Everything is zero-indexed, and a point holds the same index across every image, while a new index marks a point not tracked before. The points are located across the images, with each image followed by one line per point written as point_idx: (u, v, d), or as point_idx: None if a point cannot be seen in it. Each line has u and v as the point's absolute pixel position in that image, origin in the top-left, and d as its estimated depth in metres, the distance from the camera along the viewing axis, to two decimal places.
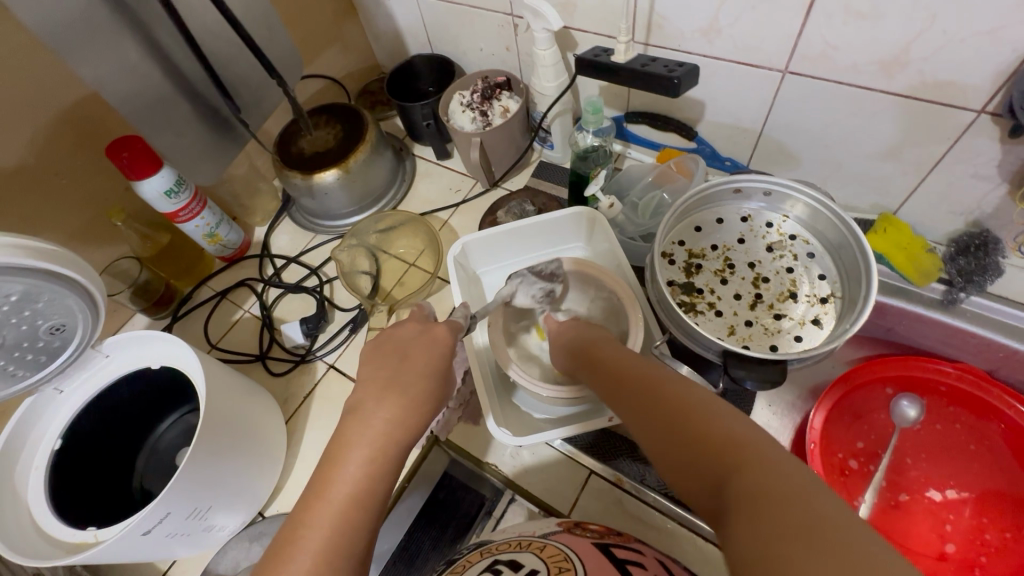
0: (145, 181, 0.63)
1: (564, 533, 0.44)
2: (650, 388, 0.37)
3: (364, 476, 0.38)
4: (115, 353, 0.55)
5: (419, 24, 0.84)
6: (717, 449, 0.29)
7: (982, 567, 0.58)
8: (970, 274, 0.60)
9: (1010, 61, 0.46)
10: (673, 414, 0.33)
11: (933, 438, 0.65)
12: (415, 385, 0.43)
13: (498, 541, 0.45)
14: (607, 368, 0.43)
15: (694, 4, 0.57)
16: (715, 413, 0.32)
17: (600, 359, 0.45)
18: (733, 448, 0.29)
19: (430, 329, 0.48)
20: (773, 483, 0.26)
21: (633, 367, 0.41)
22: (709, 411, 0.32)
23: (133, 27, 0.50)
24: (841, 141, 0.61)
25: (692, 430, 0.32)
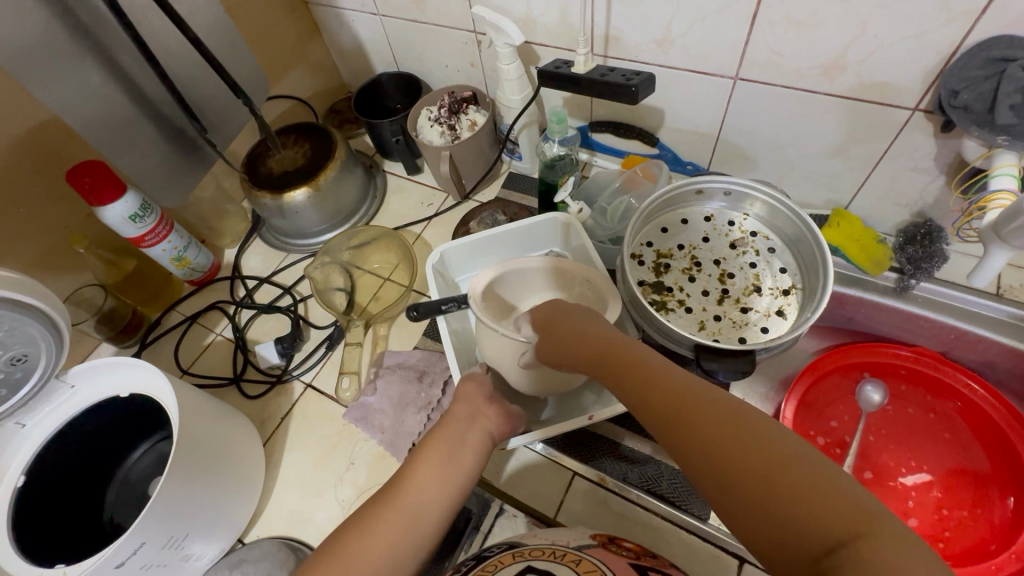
0: (108, 207, 0.62)
1: (600, 548, 0.44)
2: (702, 417, 0.31)
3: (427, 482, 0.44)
4: (81, 384, 0.54)
5: (384, 43, 0.85)
6: (822, 511, 0.25)
7: (946, 542, 0.60)
8: (918, 261, 0.63)
9: (936, 62, 0.49)
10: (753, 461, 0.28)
11: (906, 425, 0.68)
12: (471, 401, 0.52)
13: (531, 545, 0.45)
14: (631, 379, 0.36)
15: (647, 17, 0.60)
16: (810, 467, 0.27)
17: (622, 367, 0.38)
18: (841, 512, 0.25)
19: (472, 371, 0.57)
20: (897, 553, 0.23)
21: (670, 381, 0.34)
22: (797, 462, 0.27)
23: (93, 50, 0.50)
24: (791, 142, 0.64)
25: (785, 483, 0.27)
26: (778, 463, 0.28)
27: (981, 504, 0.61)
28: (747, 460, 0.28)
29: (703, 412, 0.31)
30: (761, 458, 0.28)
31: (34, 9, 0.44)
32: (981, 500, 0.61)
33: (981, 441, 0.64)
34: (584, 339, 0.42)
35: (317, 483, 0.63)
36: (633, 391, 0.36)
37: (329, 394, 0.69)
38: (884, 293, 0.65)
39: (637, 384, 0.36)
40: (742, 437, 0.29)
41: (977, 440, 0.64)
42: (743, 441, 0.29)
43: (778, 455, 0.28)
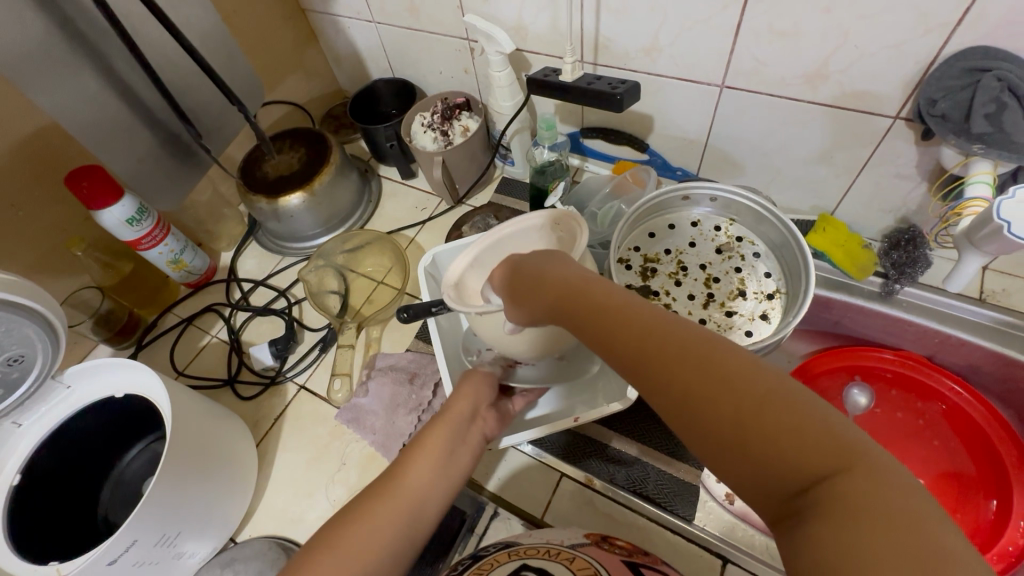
0: (105, 211, 0.63)
1: (594, 547, 0.45)
2: (668, 355, 0.26)
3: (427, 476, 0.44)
4: (76, 385, 0.55)
5: (380, 49, 0.86)
6: (804, 450, 0.21)
7: None
8: (902, 266, 0.64)
9: (915, 71, 0.50)
10: (726, 400, 0.23)
11: (895, 430, 0.68)
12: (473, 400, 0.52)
13: (525, 544, 0.46)
14: (591, 319, 0.31)
15: (636, 26, 0.61)
16: (792, 398, 0.22)
17: (582, 307, 0.32)
18: (824, 446, 0.21)
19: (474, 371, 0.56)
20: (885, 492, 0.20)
21: (635, 313, 0.29)
22: (774, 394, 0.23)
23: (90, 58, 0.51)
24: (777, 148, 0.65)
25: (762, 422, 0.22)
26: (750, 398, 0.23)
27: (963, 507, 0.62)
28: (719, 400, 0.24)
29: (671, 349, 0.26)
30: (734, 395, 0.23)
31: (33, 18, 0.46)
32: (963, 503, 0.62)
33: (965, 444, 0.64)
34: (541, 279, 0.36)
35: (309, 484, 0.64)
36: (596, 333, 0.30)
37: (322, 396, 0.70)
38: (869, 298, 0.66)
39: (601, 328, 0.30)
40: (713, 374, 0.24)
41: (961, 443, 0.65)
42: (715, 379, 0.24)
43: (750, 390, 0.23)
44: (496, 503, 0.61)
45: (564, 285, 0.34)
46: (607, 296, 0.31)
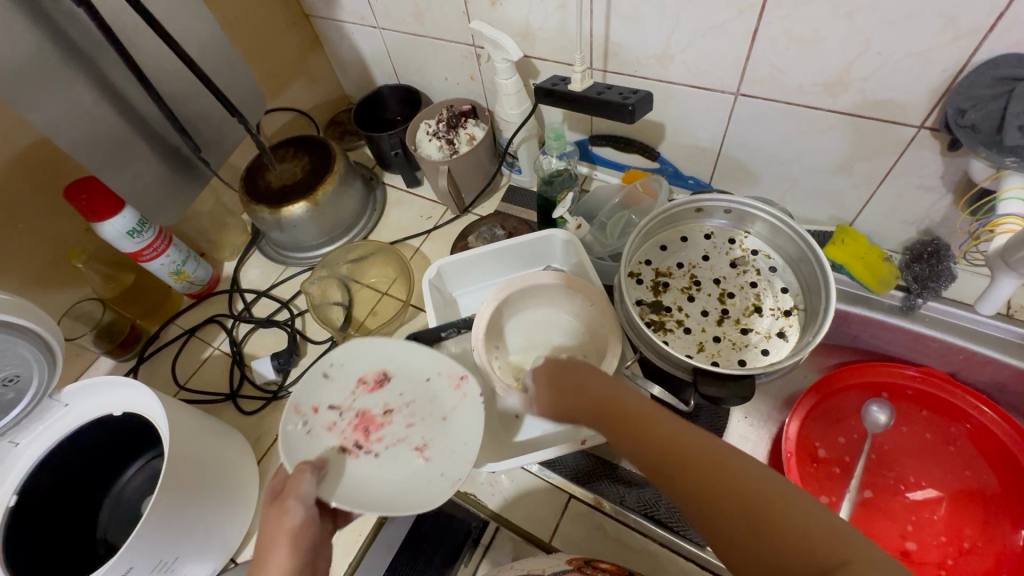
0: (106, 223, 0.62)
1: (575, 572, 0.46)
2: (692, 459, 0.34)
3: None
4: (74, 402, 0.53)
5: (385, 55, 0.85)
6: (812, 545, 0.30)
7: (950, 569, 0.58)
8: (925, 280, 0.61)
9: (942, 79, 0.48)
10: (747, 500, 0.32)
11: (921, 453, 0.65)
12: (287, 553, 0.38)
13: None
14: (619, 425, 0.38)
15: (647, 31, 0.59)
16: (790, 497, 0.31)
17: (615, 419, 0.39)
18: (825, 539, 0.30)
19: (285, 513, 0.39)
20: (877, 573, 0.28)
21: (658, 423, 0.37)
22: (780, 496, 0.32)
23: (86, 70, 0.50)
24: (794, 157, 0.63)
25: (780, 522, 0.31)
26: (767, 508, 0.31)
27: (989, 531, 0.59)
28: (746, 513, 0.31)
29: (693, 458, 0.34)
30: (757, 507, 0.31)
31: (25, 31, 0.45)
32: (989, 527, 0.59)
33: (991, 464, 0.62)
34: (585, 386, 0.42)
35: None
36: (639, 451, 0.36)
37: None
38: (890, 312, 0.64)
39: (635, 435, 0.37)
40: (738, 489, 0.32)
41: (988, 463, 0.62)
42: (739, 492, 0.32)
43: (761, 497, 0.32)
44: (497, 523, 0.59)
45: (589, 388, 0.42)
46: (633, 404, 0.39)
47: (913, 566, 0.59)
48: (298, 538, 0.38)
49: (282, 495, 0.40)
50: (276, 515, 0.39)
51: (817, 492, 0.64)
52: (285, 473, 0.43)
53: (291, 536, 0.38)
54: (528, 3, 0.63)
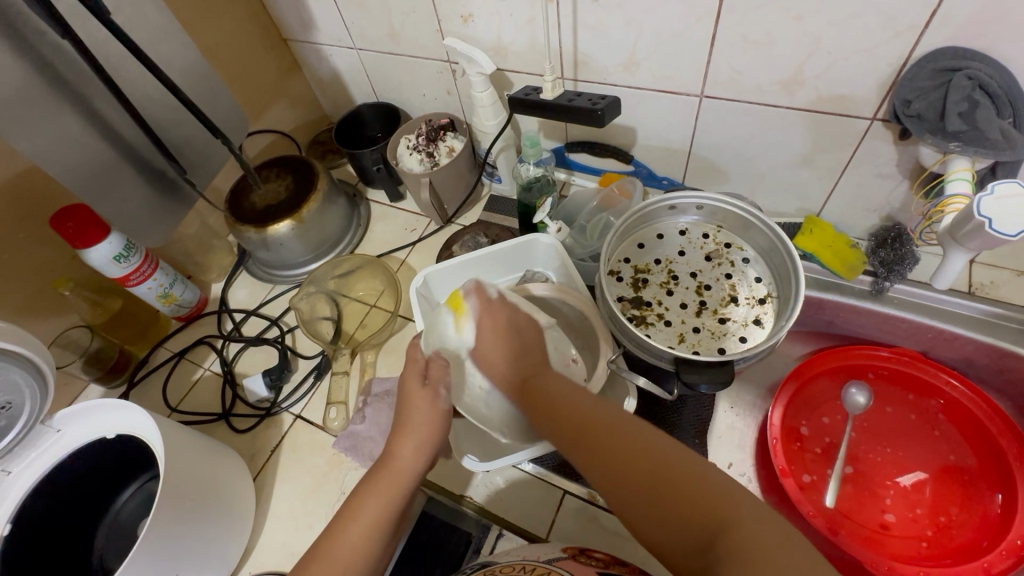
0: (92, 249, 0.63)
1: (569, 560, 0.48)
2: (601, 435, 0.41)
3: (366, 536, 0.45)
4: (67, 428, 0.54)
5: (362, 74, 0.87)
6: (701, 508, 0.35)
7: (929, 540, 0.61)
8: (890, 264, 0.64)
9: (888, 73, 0.51)
10: (646, 468, 0.38)
11: (905, 434, 0.67)
12: (427, 428, 0.49)
13: (503, 562, 0.49)
14: (544, 405, 0.46)
15: (613, 41, 0.62)
16: (690, 465, 0.37)
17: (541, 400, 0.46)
18: (712, 504, 0.34)
19: (437, 397, 0.50)
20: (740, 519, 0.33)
21: (581, 407, 0.44)
22: (678, 464, 0.37)
23: (71, 99, 0.51)
24: (760, 154, 0.66)
25: (669, 488, 0.36)
26: (660, 472, 0.37)
27: (966, 502, 0.61)
28: (637, 472, 0.38)
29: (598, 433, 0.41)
30: (648, 468, 0.38)
31: (13, 64, 0.46)
32: (966, 498, 0.62)
33: (966, 438, 0.64)
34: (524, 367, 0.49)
35: (308, 518, 0.63)
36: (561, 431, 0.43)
37: (318, 424, 0.69)
38: (861, 296, 0.66)
39: (553, 415, 0.44)
40: (632, 453, 0.39)
41: (962, 436, 0.64)
42: (635, 459, 0.38)
43: (653, 463, 0.38)
44: (480, 517, 0.60)
45: (525, 364, 0.49)
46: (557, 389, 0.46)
47: (893, 538, 0.62)
48: (440, 418, 0.50)
49: (431, 382, 0.50)
50: (430, 396, 0.50)
51: (803, 473, 0.66)
52: (425, 358, 0.52)
53: (435, 417, 0.50)
54: (498, 19, 0.66)
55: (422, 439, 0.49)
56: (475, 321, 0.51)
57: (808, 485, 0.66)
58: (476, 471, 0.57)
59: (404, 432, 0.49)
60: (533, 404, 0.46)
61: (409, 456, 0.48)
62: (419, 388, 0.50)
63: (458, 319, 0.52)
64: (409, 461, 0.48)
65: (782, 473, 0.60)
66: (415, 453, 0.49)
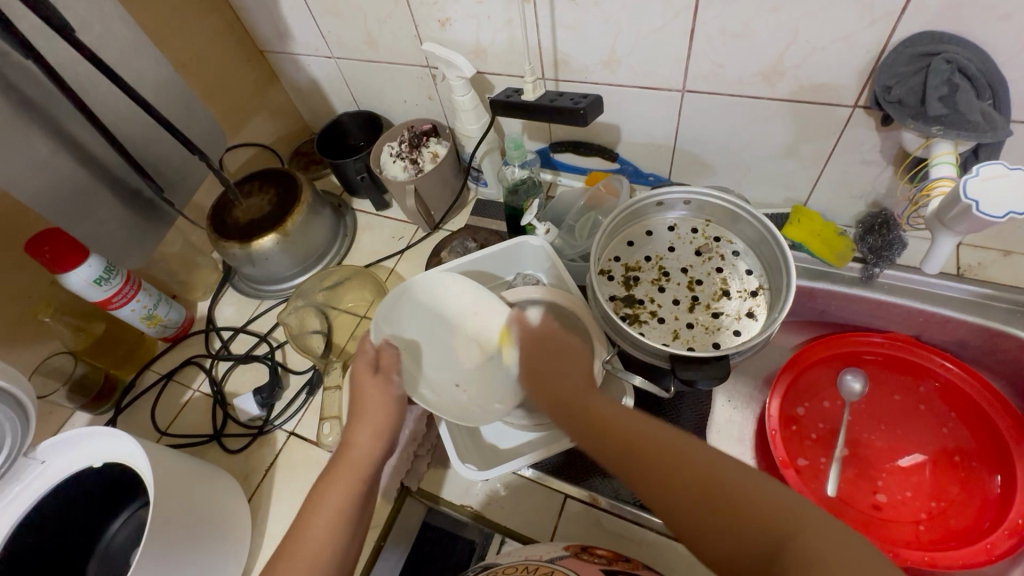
0: (71, 274, 0.61)
1: (571, 557, 0.47)
2: (654, 448, 0.40)
3: (329, 528, 0.46)
4: (51, 459, 0.53)
5: (342, 83, 0.86)
6: (762, 522, 0.34)
7: (926, 523, 0.61)
8: (879, 250, 0.64)
9: (867, 60, 0.51)
10: (694, 482, 0.37)
11: (901, 418, 0.67)
12: (379, 415, 0.50)
13: (506, 563, 0.48)
14: (587, 422, 0.44)
15: (592, 39, 0.61)
16: (743, 479, 0.36)
17: (588, 417, 0.44)
18: (778, 514, 0.34)
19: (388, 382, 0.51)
20: (819, 535, 0.32)
21: (624, 422, 0.42)
22: (726, 475, 0.36)
23: (39, 121, 0.50)
24: (744, 146, 0.66)
25: (727, 502, 0.35)
26: (721, 484, 0.36)
27: (966, 483, 0.61)
28: (695, 485, 0.37)
29: (649, 446, 0.40)
30: (705, 483, 0.37)
31: None
32: (967, 480, 0.62)
33: (963, 419, 0.64)
34: (574, 391, 0.46)
35: None
36: (612, 447, 0.42)
37: (312, 440, 0.68)
38: (851, 283, 0.66)
39: (599, 431, 0.43)
40: (683, 471, 0.38)
41: (960, 418, 0.64)
42: (690, 473, 0.37)
43: (709, 474, 0.37)
44: (478, 524, 0.60)
45: (559, 382, 0.48)
46: (598, 410, 0.44)
47: (892, 523, 0.62)
48: (392, 401, 0.51)
49: (383, 371, 0.51)
50: (380, 384, 0.51)
51: (803, 462, 0.66)
52: (375, 348, 0.52)
53: (389, 404, 0.50)
54: (475, 22, 0.65)
55: (380, 424, 0.50)
56: (519, 347, 0.52)
57: (804, 468, 0.66)
58: (473, 480, 0.56)
59: (360, 420, 0.50)
60: (576, 421, 0.45)
61: (368, 442, 0.49)
62: (369, 379, 0.51)
63: (505, 348, 0.53)
64: (366, 448, 0.49)
65: (783, 464, 0.59)
66: (373, 438, 0.50)
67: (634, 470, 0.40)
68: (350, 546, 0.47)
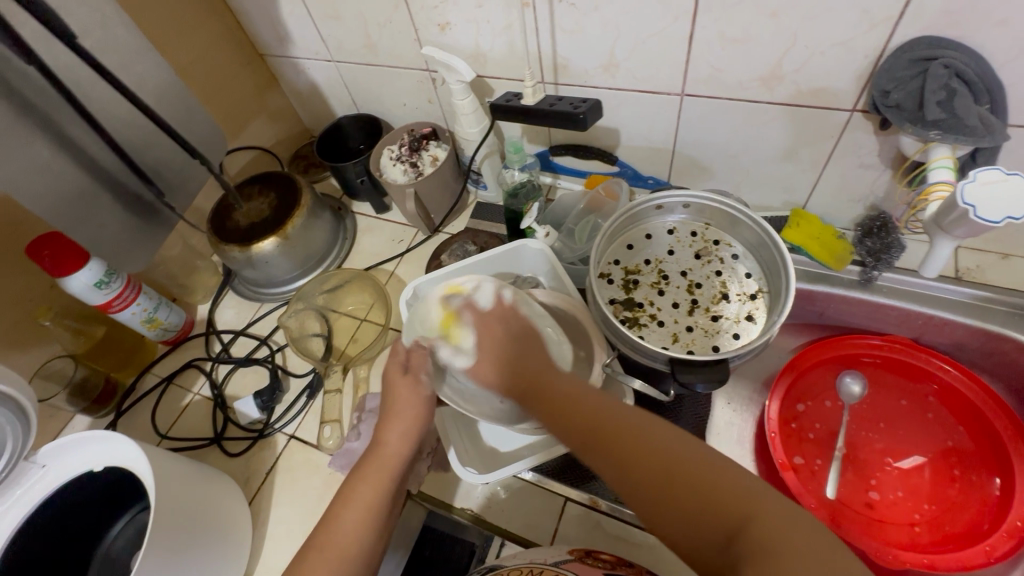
0: (72, 277, 0.61)
1: (578, 563, 0.47)
2: (619, 435, 0.38)
3: (358, 529, 0.47)
4: (51, 463, 0.53)
5: (342, 87, 0.86)
6: (722, 507, 0.33)
7: (920, 525, 0.61)
8: (878, 253, 0.64)
9: (865, 65, 0.52)
10: (657, 467, 0.36)
11: (901, 421, 0.67)
12: (412, 415, 0.51)
13: (508, 566, 0.48)
14: (552, 406, 0.42)
15: (591, 43, 0.61)
16: (706, 463, 0.35)
17: (550, 400, 0.43)
18: (739, 501, 0.33)
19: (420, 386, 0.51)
20: (783, 528, 0.31)
21: (592, 407, 0.41)
22: (698, 462, 0.35)
23: (41, 126, 0.50)
24: (744, 150, 0.66)
25: (688, 485, 0.35)
26: (685, 469, 0.35)
27: (964, 486, 0.62)
28: (655, 470, 0.36)
29: (613, 433, 0.39)
30: (666, 468, 0.36)
31: None
32: (965, 483, 0.62)
33: (963, 422, 0.64)
34: (537, 375, 0.45)
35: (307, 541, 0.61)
36: (576, 431, 0.40)
37: (313, 443, 0.68)
38: (850, 286, 0.67)
39: (564, 415, 0.41)
40: (647, 453, 0.37)
41: (959, 421, 0.65)
42: (654, 456, 0.36)
43: (674, 459, 0.36)
44: (478, 526, 0.60)
45: (523, 368, 0.45)
46: (563, 388, 0.43)
47: (887, 524, 0.62)
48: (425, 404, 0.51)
49: (412, 371, 0.52)
50: (411, 386, 0.51)
51: (804, 468, 0.66)
52: (406, 350, 0.52)
53: (419, 404, 0.51)
54: (475, 26, 0.65)
55: (409, 425, 0.51)
56: (472, 333, 0.48)
57: (801, 467, 0.66)
58: (474, 483, 0.56)
59: (391, 420, 0.51)
60: (537, 406, 0.44)
61: (396, 443, 0.51)
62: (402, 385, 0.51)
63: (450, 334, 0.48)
64: (396, 446, 0.51)
65: (783, 467, 0.59)
66: (402, 438, 0.51)
67: (599, 455, 0.39)
68: (380, 538, 0.48)
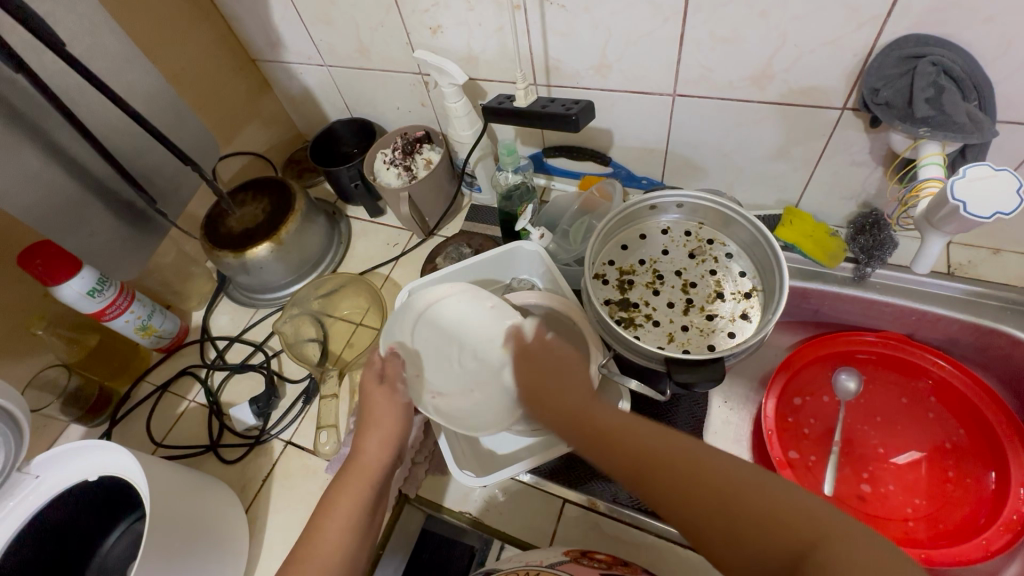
0: (64, 286, 0.61)
1: (572, 563, 0.47)
2: (673, 461, 0.39)
3: (340, 537, 0.47)
4: (45, 473, 0.52)
5: (335, 91, 0.86)
6: (788, 528, 0.34)
7: (915, 520, 0.61)
8: (870, 250, 0.65)
9: (854, 63, 0.52)
10: (715, 491, 0.37)
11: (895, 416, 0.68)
12: (390, 423, 0.51)
13: (507, 569, 0.48)
14: (597, 436, 0.43)
15: (582, 44, 0.61)
16: (762, 486, 0.36)
17: (597, 431, 0.44)
18: (805, 523, 0.34)
19: (394, 396, 0.52)
20: (849, 547, 0.32)
21: (637, 434, 0.42)
22: (749, 484, 0.36)
23: (29, 134, 0.50)
24: (736, 149, 0.66)
25: (746, 507, 0.36)
26: (741, 494, 0.36)
27: (959, 480, 0.62)
28: (715, 496, 0.37)
29: (663, 457, 0.39)
30: (722, 495, 0.36)
31: None
32: (960, 476, 0.62)
33: (957, 416, 0.65)
34: (580, 407, 0.45)
35: None
36: (623, 462, 0.41)
37: (309, 449, 0.68)
38: (843, 283, 0.67)
39: (612, 446, 0.42)
40: (701, 477, 0.37)
41: (952, 415, 0.65)
42: (708, 482, 0.37)
43: (726, 481, 0.37)
44: (476, 530, 0.60)
45: (568, 397, 0.46)
46: (607, 420, 0.44)
47: (884, 520, 0.62)
48: (402, 412, 0.52)
49: (389, 380, 0.52)
50: (387, 394, 0.52)
51: (802, 465, 0.66)
52: (382, 359, 0.52)
53: (396, 411, 0.52)
54: (467, 29, 0.66)
55: (386, 433, 0.51)
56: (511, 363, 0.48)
57: (796, 462, 0.66)
58: (471, 486, 0.56)
59: (368, 429, 0.51)
60: (587, 438, 0.44)
61: (375, 450, 0.51)
62: (378, 395, 0.52)
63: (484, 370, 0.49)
64: (374, 455, 0.51)
65: (781, 465, 0.59)
66: (380, 446, 0.51)
67: (652, 485, 0.39)
68: (362, 551, 0.48)
